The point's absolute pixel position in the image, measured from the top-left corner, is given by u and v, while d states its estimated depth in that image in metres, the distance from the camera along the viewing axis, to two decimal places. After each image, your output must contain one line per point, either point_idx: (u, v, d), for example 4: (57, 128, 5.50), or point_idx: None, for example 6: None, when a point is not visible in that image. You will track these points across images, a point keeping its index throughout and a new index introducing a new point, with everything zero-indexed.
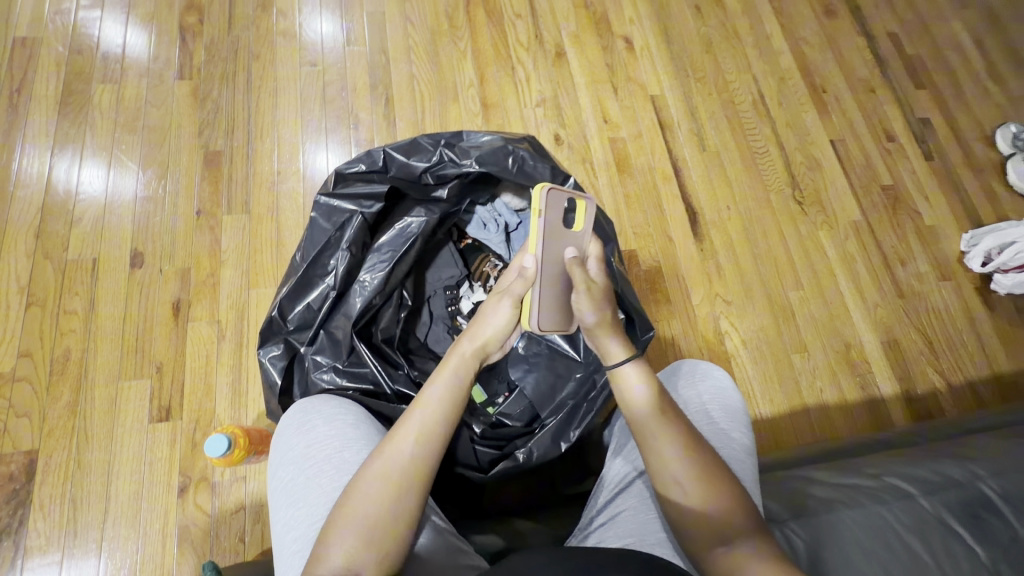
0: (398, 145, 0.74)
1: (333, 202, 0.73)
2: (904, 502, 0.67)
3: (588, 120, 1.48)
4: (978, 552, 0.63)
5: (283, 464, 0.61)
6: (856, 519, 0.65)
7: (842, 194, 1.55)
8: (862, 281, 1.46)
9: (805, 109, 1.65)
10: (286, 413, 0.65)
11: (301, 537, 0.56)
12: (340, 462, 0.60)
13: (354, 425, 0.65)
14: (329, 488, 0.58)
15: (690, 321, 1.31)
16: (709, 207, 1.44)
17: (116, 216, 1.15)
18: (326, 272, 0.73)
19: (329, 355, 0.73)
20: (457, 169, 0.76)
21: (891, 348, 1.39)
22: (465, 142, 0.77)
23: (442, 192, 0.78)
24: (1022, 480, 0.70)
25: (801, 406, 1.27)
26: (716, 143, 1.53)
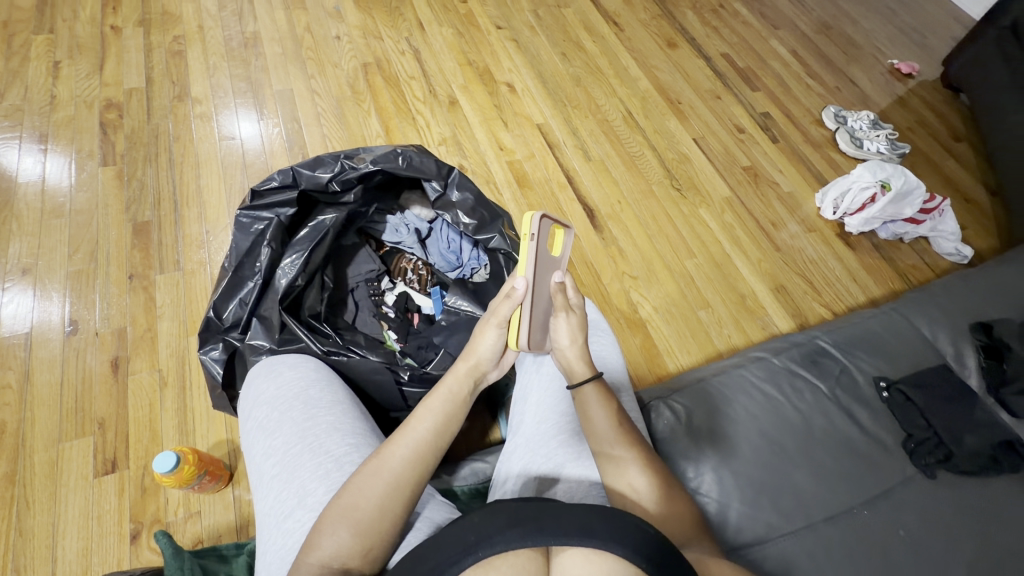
0: (304, 162, 0.88)
1: (252, 214, 0.87)
2: (761, 363, 0.90)
3: (486, 150, 1.70)
4: (817, 384, 0.87)
5: (258, 405, 0.72)
6: (723, 382, 0.87)
7: (711, 177, 1.83)
8: (744, 243, 1.69)
9: (667, 118, 1.96)
10: (254, 368, 0.77)
11: (280, 478, 0.64)
12: (307, 398, 0.71)
13: (315, 370, 0.77)
14: (300, 418, 0.68)
15: (605, 299, 1.48)
16: (602, 204, 1.66)
17: (45, 323, 1.16)
18: (253, 272, 0.86)
19: (263, 337, 0.84)
20: (356, 173, 0.90)
21: (781, 292, 1.60)
22: (362, 153, 0.92)
23: (348, 196, 0.93)
24: (847, 332, 0.96)
25: (715, 352, 1.44)
26: (599, 152, 1.79)
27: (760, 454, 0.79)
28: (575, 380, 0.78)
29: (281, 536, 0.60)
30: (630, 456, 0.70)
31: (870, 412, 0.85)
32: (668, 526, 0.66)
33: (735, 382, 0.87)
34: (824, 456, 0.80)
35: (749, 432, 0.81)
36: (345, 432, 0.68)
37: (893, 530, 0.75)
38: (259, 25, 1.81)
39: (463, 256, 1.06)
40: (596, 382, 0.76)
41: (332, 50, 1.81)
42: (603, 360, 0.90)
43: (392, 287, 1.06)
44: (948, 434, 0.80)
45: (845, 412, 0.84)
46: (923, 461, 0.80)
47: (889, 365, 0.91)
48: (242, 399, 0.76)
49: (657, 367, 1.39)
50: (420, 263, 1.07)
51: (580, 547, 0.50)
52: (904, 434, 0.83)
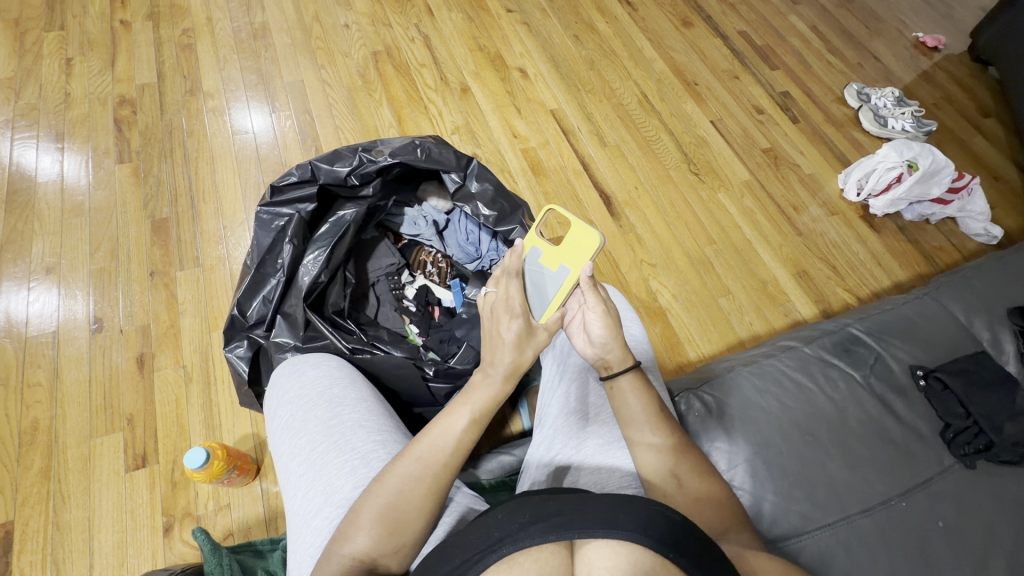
0: (322, 157, 0.87)
1: (272, 210, 0.86)
2: (791, 352, 0.89)
3: (500, 138, 1.67)
4: (850, 372, 0.85)
5: (283, 404, 0.72)
6: (751, 371, 0.86)
7: (730, 161, 1.78)
8: (764, 227, 1.65)
9: (684, 100, 1.91)
10: (278, 368, 0.77)
11: (307, 476, 0.64)
12: (331, 396, 0.71)
13: (338, 367, 0.77)
14: (324, 415, 0.68)
15: (624, 287, 1.46)
16: (619, 191, 1.64)
17: (70, 321, 1.17)
18: (275, 269, 0.86)
19: (288, 334, 0.84)
20: (375, 166, 0.89)
21: (803, 278, 1.57)
22: (380, 146, 0.91)
23: (367, 190, 0.91)
24: (878, 318, 0.94)
25: (736, 340, 1.43)
26: (614, 138, 1.76)
27: (794, 445, 0.78)
28: (611, 370, 0.75)
29: (311, 534, 0.61)
30: (664, 444, 0.70)
31: (906, 400, 0.83)
32: (706, 521, 0.65)
33: (767, 372, 0.85)
34: (861, 446, 0.78)
35: (782, 422, 0.79)
36: (370, 429, 0.68)
37: (932, 521, 0.73)
38: (267, 16, 1.79)
39: (483, 247, 1.04)
40: (634, 372, 0.74)
41: (341, 40, 1.78)
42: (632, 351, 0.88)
43: (411, 280, 1.06)
44: (987, 422, 0.78)
45: (882, 403, 0.82)
46: (962, 450, 0.78)
47: (925, 352, 0.89)
48: (265, 400, 0.77)
49: (678, 355, 1.37)
50: (438, 256, 1.06)
51: (606, 541, 0.48)
52: (941, 422, 0.81)
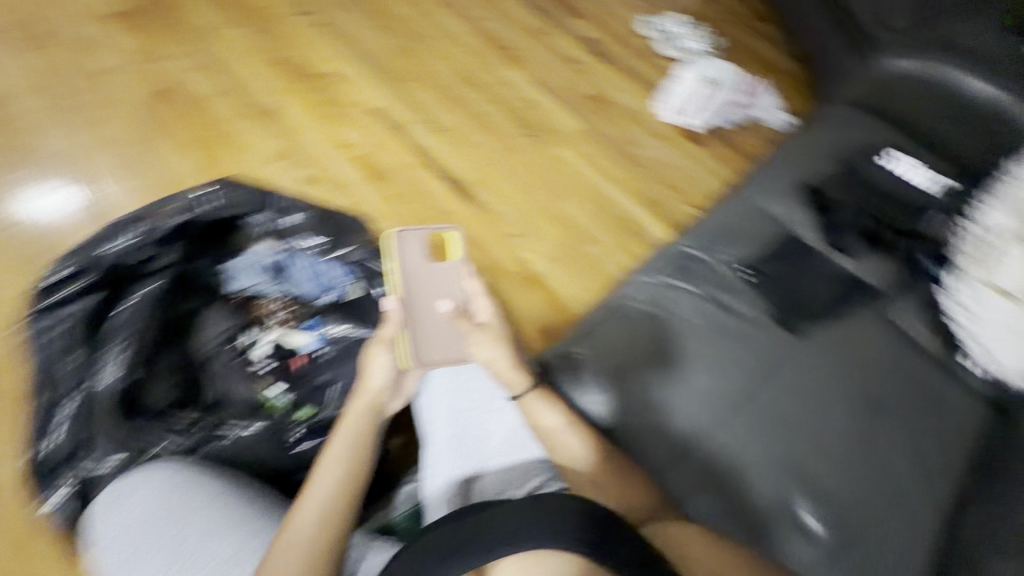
0: (99, 241, 0.83)
1: (47, 314, 0.80)
2: (640, 287, 0.95)
3: (329, 152, 1.57)
4: (691, 288, 0.93)
5: (120, 533, 0.66)
6: (611, 318, 0.91)
7: (562, 115, 1.84)
8: (608, 169, 1.74)
9: (505, 67, 1.93)
10: (98, 501, 0.70)
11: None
12: (174, 510, 0.67)
13: (177, 473, 0.72)
14: (175, 532, 0.66)
15: (497, 266, 1.47)
16: (467, 173, 1.62)
17: None
18: (68, 385, 0.77)
19: (103, 449, 0.74)
20: (154, 231, 0.87)
21: (653, 206, 1.68)
22: (153, 210, 0.88)
23: (157, 263, 0.89)
24: (705, 229, 1.02)
25: (612, 281, 1.51)
26: (448, 121, 1.73)
27: (660, 375, 0.85)
28: (519, 392, 0.82)
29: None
30: (570, 440, 0.78)
31: (739, 295, 0.93)
32: (619, 501, 0.74)
33: (624, 311, 0.91)
34: (715, 354, 0.87)
35: (646, 357, 0.86)
36: (227, 530, 0.67)
37: (785, 393, 0.86)
38: (9, 85, 1.51)
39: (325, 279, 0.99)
40: (539, 388, 0.82)
41: (112, 89, 1.55)
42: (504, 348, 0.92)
43: (258, 336, 0.97)
44: (796, 294, 0.93)
45: (723, 307, 0.91)
46: (786, 321, 0.91)
47: (743, 247, 0.99)
48: (100, 548, 0.69)
49: (565, 313, 1.42)
50: (285, 300, 0.99)
51: (515, 556, 0.58)
52: (768, 304, 0.92)
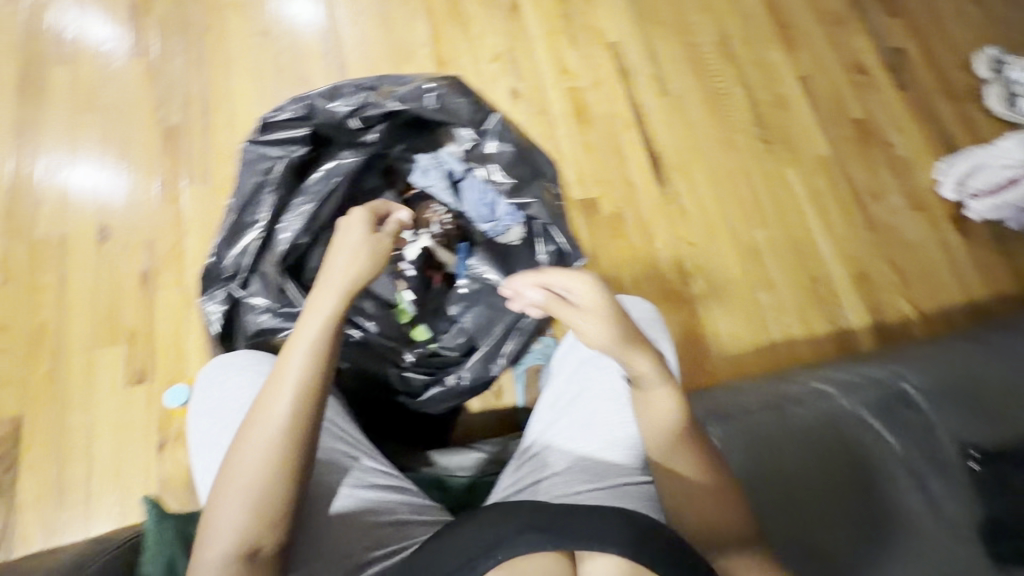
0: (320, 91, 0.81)
1: (260, 151, 0.80)
2: (796, 408, 0.94)
3: (544, 71, 1.46)
4: (876, 436, 0.91)
5: (201, 415, 0.73)
6: (747, 423, 0.91)
7: (809, 130, 1.53)
8: (830, 212, 1.44)
9: (771, 47, 1.60)
10: (211, 364, 0.77)
11: (207, 474, 0.69)
12: (236, 404, 0.72)
13: (251, 386, 0.74)
14: (229, 433, 0.70)
15: (654, 266, 1.31)
16: (671, 149, 1.43)
17: (81, 197, 1.17)
18: (247, 218, 0.81)
19: (265, 296, 0.83)
20: (380, 110, 0.83)
21: (861, 280, 1.39)
22: (389, 84, 0.83)
23: (369, 137, 0.87)
24: (901, 384, 0.96)
25: (769, 342, 1.29)
26: (678, 87, 1.51)
27: (790, 511, 0.84)
28: None
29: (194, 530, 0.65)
30: None
31: (945, 479, 0.87)
32: None
33: (740, 415, 0.93)
34: (862, 506, 0.85)
35: (770, 479, 0.86)
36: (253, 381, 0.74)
37: None
38: None
39: (496, 211, 0.96)
40: None
41: None
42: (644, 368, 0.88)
43: (414, 237, 0.94)
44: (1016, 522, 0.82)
45: (915, 476, 0.87)
46: (1002, 547, 0.82)
47: (941, 436, 0.91)
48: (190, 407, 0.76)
49: (699, 350, 1.26)
50: (447, 215, 0.97)
51: (608, 556, 0.59)
52: (989, 514, 0.84)
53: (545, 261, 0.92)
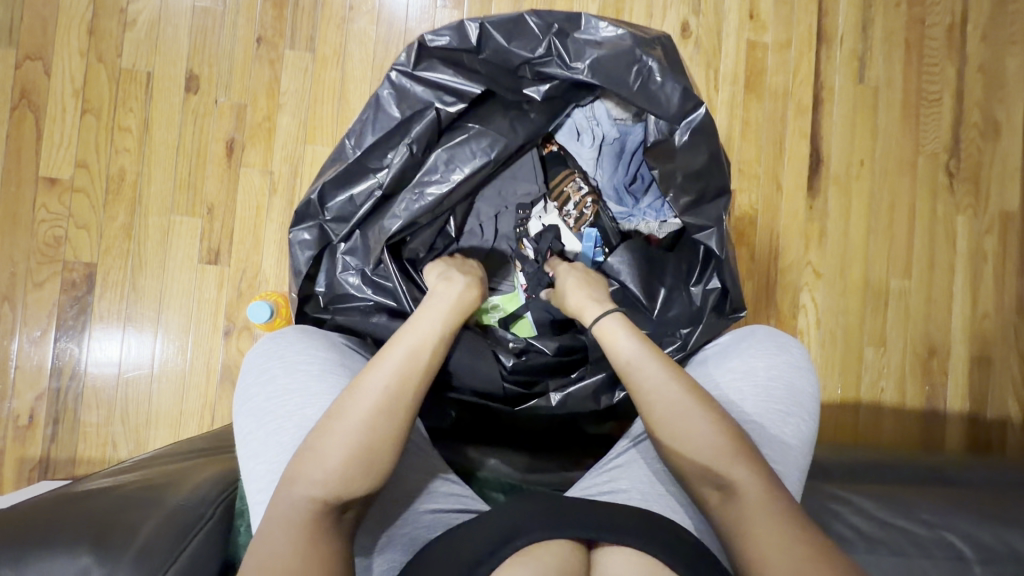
0: (499, 24, 0.66)
1: (407, 85, 0.69)
2: (948, 556, 0.75)
3: (730, 10, 1.16)
4: None
5: (243, 415, 0.61)
6: (892, 560, 0.74)
7: (1007, 175, 1.25)
8: (983, 282, 1.24)
9: (1013, 51, 1.25)
10: (249, 357, 0.65)
11: (266, 463, 0.57)
12: (302, 420, 0.59)
13: (319, 378, 0.62)
14: (290, 443, 0.58)
15: (768, 288, 1.17)
16: (838, 154, 1.20)
17: (172, 28, 1.01)
18: (371, 158, 0.71)
19: (358, 259, 0.74)
20: (564, 70, 0.68)
21: (979, 364, 1.24)
22: (581, 31, 0.66)
23: (537, 91, 0.71)
24: None
25: (853, 401, 1.19)
26: (879, 76, 1.21)
27: None
28: None
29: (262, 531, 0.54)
30: None
31: None
32: None
33: (884, 538, 0.75)
34: None
35: None
36: (322, 373, 0.62)
37: None
38: None
39: (641, 200, 0.80)
40: None
41: None
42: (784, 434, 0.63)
43: (545, 212, 0.82)
44: None
45: None
46: None
47: None
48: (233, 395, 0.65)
49: None
50: (587, 195, 0.79)
51: (621, 548, 0.56)
52: None
53: (705, 298, 0.75)
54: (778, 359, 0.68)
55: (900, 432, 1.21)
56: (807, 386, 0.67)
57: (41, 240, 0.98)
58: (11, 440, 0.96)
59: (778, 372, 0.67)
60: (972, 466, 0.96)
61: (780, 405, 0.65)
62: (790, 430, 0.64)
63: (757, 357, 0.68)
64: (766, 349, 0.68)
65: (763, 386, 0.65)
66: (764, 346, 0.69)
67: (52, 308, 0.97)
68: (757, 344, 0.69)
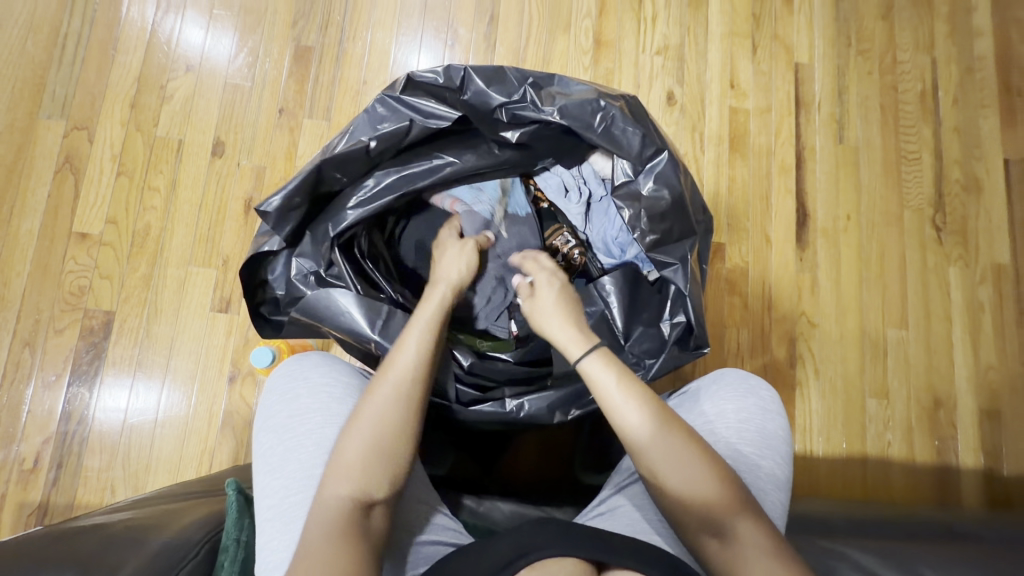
0: (481, 69, 0.70)
1: (398, 105, 0.71)
2: None
3: (712, 81, 1.26)
4: None
5: (265, 430, 0.63)
6: None
7: (994, 228, 1.28)
8: (982, 333, 1.24)
9: (985, 114, 1.32)
10: (274, 377, 0.66)
11: (282, 479, 0.59)
12: (321, 439, 0.61)
13: (340, 401, 0.63)
14: (307, 463, 0.59)
15: (763, 337, 1.18)
16: (824, 207, 1.25)
17: (204, 102, 1.13)
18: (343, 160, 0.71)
19: (310, 260, 0.74)
20: (536, 114, 0.71)
21: (989, 418, 1.21)
22: (555, 86, 0.72)
23: (511, 134, 0.74)
24: None
25: (860, 454, 1.17)
26: (858, 137, 1.29)
27: None
28: None
29: (272, 554, 0.56)
30: None
31: None
32: None
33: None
34: None
35: None
36: (341, 397, 0.64)
37: None
38: None
39: (628, 250, 0.81)
40: None
41: None
42: (762, 477, 0.63)
43: None
44: None
45: None
46: None
47: None
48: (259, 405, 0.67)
49: None
50: (575, 247, 0.81)
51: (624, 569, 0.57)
52: None
53: (669, 332, 0.75)
54: (742, 399, 0.68)
55: (912, 490, 1.16)
56: (774, 423, 0.67)
57: (67, 289, 1.04)
58: (14, 484, 0.98)
59: (743, 411, 0.67)
60: (987, 524, 0.92)
61: (752, 447, 0.65)
62: (764, 473, 0.63)
63: (724, 400, 0.68)
64: (730, 391, 0.69)
65: (731, 428, 0.66)
66: (728, 388, 0.69)
67: (68, 354, 1.02)
68: (723, 387, 0.69)
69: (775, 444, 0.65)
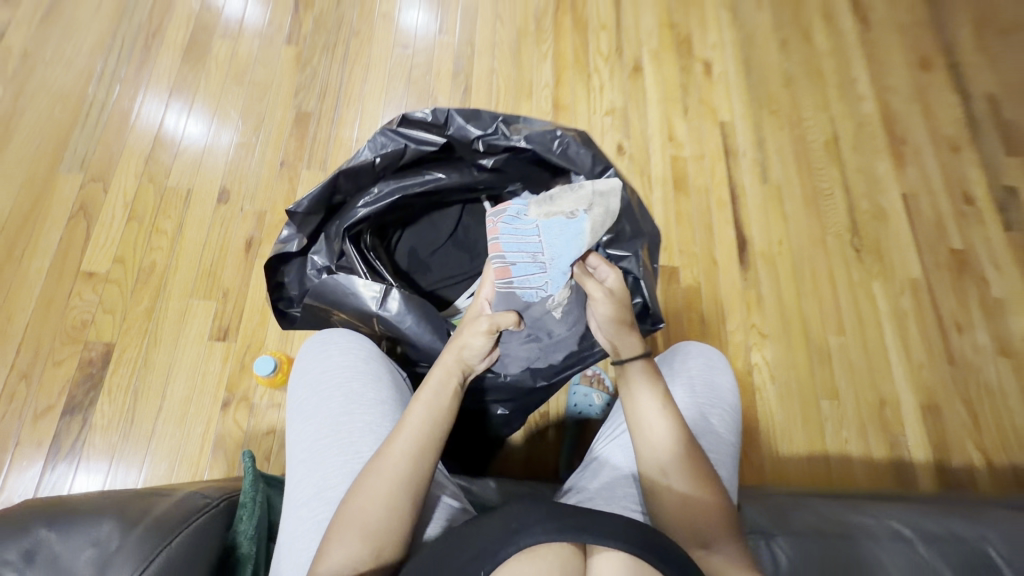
0: (462, 109, 0.85)
1: (394, 134, 0.85)
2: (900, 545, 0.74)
3: (654, 135, 1.49)
4: None
5: (301, 384, 0.77)
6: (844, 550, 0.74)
7: (903, 248, 1.49)
8: (910, 338, 1.40)
9: (879, 158, 1.60)
10: (308, 344, 0.81)
11: (314, 423, 0.73)
12: (348, 391, 0.74)
13: (365, 360, 0.78)
14: (336, 409, 0.73)
15: (721, 347, 1.31)
16: (759, 234, 1.44)
17: (213, 157, 1.27)
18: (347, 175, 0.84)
19: (323, 257, 0.87)
20: (506, 143, 0.86)
21: (930, 414, 1.33)
22: (521, 122, 0.87)
23: (487, 160, 0.89)
24: None
25: (822, 453, 1.26)
26: (779, 177, 1.52)
27: None
28: None
29: (306, 487, 0.69)
30: None
31: None
32: None
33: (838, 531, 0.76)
34: None
35: None
36: (366, 359, 0.78)
37: None
38: None
39: None
40: None
41: None
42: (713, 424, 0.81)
43: None
44: None
45: None
46: None
47: None
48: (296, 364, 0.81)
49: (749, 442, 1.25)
50: None
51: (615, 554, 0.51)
52: None
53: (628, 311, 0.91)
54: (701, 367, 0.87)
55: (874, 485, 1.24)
56: (724, 385, 0.86)
57: (69, 324, 1.09)
58: None
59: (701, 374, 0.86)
60: (936, 496, 1.00)
61: (704, 400, 0.82)
62: (716, 420, 0.81)
63: (686, 366, 0.87)
64: (692, 360, 0.87)
65: (691, 386, 0.84)
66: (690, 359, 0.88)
67: (64, 385, 1.05)
68: (687, 358, 0.88)
69: (725, 400, 0.83)
